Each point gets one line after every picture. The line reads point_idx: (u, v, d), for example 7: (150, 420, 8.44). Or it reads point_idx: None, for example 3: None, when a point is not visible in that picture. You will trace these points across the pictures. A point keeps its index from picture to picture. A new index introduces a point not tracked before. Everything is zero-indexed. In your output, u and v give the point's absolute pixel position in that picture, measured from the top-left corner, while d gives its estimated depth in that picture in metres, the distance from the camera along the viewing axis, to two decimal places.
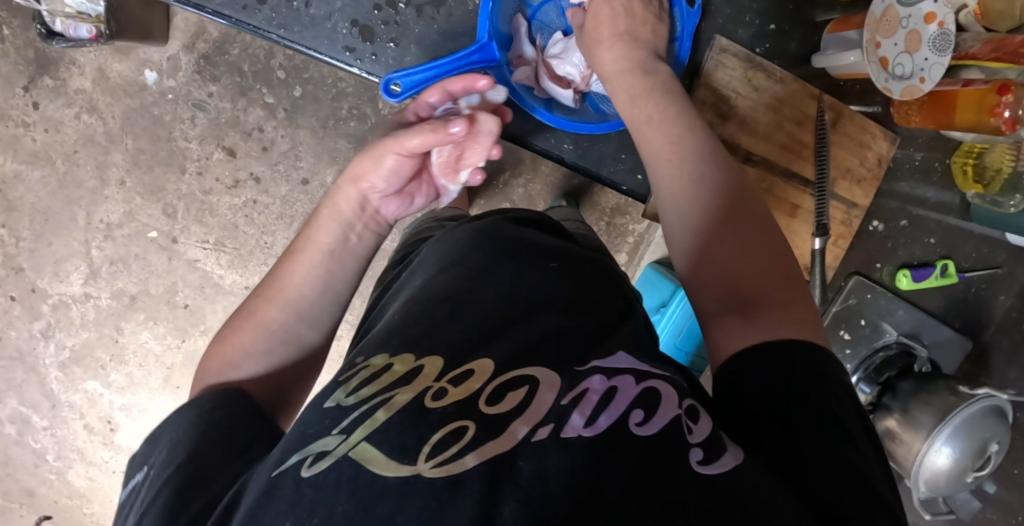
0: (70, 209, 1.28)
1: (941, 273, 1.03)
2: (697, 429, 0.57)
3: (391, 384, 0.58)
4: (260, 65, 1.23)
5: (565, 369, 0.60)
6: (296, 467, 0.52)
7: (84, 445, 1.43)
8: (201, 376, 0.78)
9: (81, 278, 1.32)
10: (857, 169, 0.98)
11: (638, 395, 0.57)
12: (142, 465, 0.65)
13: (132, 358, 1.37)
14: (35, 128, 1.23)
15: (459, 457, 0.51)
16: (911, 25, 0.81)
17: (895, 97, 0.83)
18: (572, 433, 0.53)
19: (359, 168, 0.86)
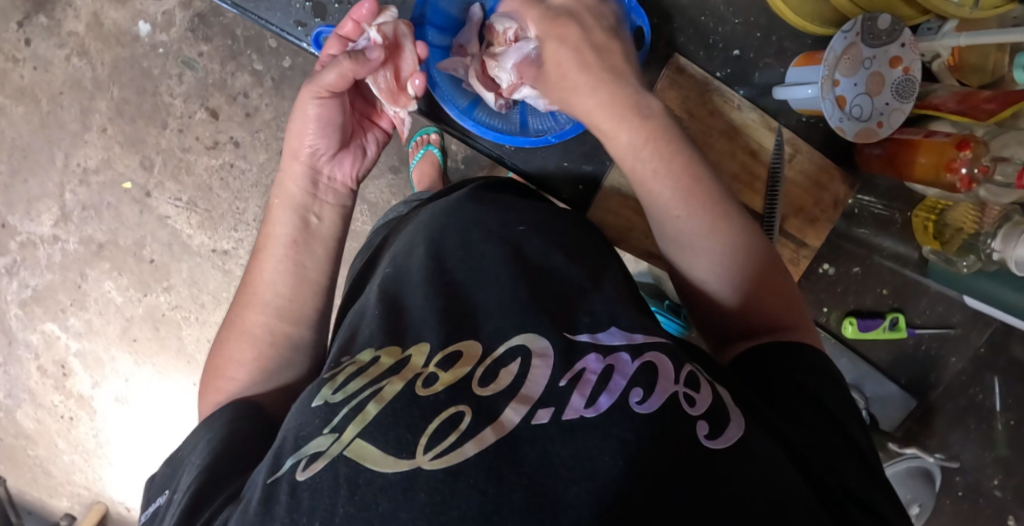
0: (49, 149, 1.28)
1: (890, 325, 1.07)
2: (697, 401, 0.59)
3: (380, 376, 0.58)
4: (253, 31, 1.23)
5: (555, 334, 0.61)
6: (291, 471, 0.53)
7: (36, 386, 1.43)
8: (207, 389, 0.78)
9: (52, 220, 1.32)
10: (811, 209, 0.96)
11: (637, 372, 0.58)
12: (165, 490, 0.69)
13: (93, 305, 1.37)
14: (24, 65, 1.24)
15: (459, 446, 0.53)
16: (874, 68, 0.79)
17: (850, 137, 0.81)
18: (574, 415, 0.55)
19: (291, 141, 0.84)
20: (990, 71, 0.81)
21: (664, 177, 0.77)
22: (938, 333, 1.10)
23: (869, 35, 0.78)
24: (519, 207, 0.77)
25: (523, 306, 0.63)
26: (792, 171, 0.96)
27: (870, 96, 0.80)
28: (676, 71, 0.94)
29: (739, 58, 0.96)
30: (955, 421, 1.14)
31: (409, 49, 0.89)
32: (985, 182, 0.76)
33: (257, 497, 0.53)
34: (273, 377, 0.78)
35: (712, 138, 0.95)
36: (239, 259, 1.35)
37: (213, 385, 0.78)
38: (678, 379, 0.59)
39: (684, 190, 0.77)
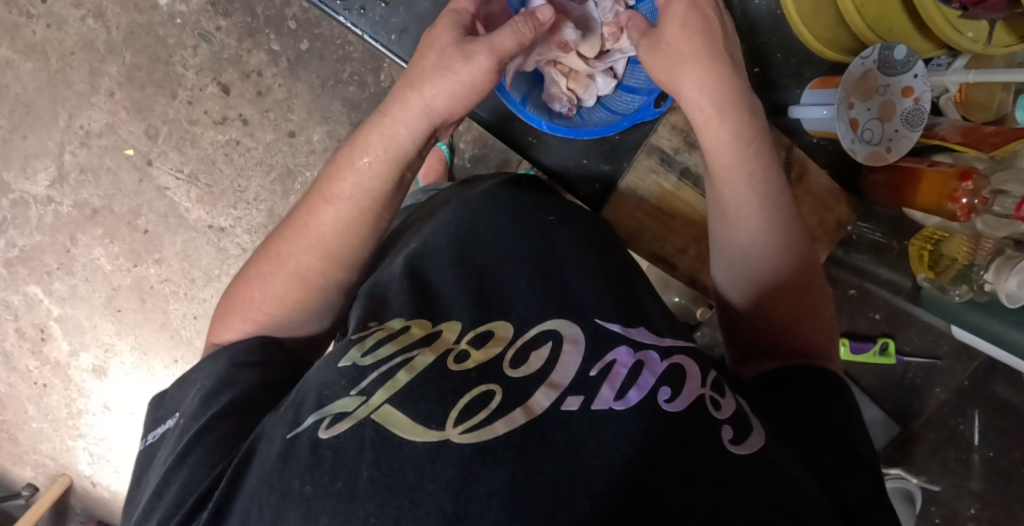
0: (53, 107, 1.28)
1: (881, 350, 1.11)
2: (722, 405, 0.62)
3: (410, 344, 0.63)
4: (274, 11, 1.24)
5: (587, 321, 0.66)
6: (314, 428, 0.56)
7: (12, 349, 1.42)
8: (228, 319, 0.73)
9: (47, 180, 1.32)
10: (814, 228, 0.99)
11: (664, 372, 0.62)
12: (172, 414, 0.68)
13: (80, 271, 1.36)
14: (38, 21, 1.25)
15: (489, 423, 0.56)
16: (887, 97, 0.83)
17: (861, 159, 0.84)
18: (603, 404, 0.58)
19: (431, 99, 0.75)
20: (995, 109, 0.86)
21: (751, 197, 0.77)
22: (925, 363, 1.13)
23: (885, 64, 0.82)
24: (554, 201, 0.83)
25: (556, 289, 0.69)
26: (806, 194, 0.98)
27: (881, 121, 0.84)
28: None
29: (758, 75, 0.99)
30: (934, 450, 1.17)
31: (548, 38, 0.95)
32: (984, 211, 0.80)
33: (276, 447, 0.56)
34: (294, 332, 0.74)
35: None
36: (236, 237, 1.33)
37: (236, 318, 0.73)
38: (704, 383, 0.63)
39: (752, 208, 0.77)
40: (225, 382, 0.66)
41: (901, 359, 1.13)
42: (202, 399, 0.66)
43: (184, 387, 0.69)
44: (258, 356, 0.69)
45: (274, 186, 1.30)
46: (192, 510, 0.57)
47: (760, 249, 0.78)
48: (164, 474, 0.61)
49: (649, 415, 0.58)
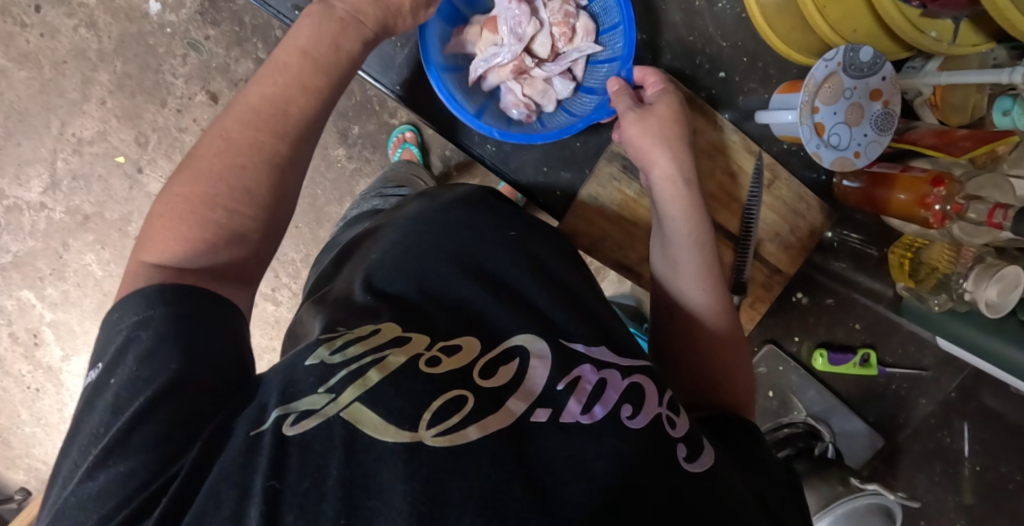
0: (46, 115, 1.30)
1: (862, 361, 1.09)
2: (676, 422, 0.65)
3: (382, 344, 0.62)
4: (261, 20, 1.25)
5: (555, 341, 0.67)
6: (278, 424, 0.55)
7: (4, 354, 1.43)
8: (162, 221, 0.67)
9: (41, 187, 1.33)
10: (785, 235, 1.00)
11: (626, 389, 0.65)
12: (97, 363, 0.60)
13: (72, 277, 1.37)
14: (32, 30, 1.27)
15: (463, 427, 0.56)
16: (854, 99, 0.81)
17: (829, 165, 0.82)
18: (569, 418, 0.60)
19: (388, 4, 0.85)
20: (969, 113, 0.83)
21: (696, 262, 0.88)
22: (910, 374, 1.11)
23: (850, 65, 0.80)
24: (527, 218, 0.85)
25: (523, 303, 0.71)
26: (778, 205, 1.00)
27: (849, 126, 0.82)
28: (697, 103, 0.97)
29: (725, 80, 0.99)
30: (919, 464, 1.14)
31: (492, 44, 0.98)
32: (958, 219, 0.78)
33: (238, 445, 0.54)
34: (242, 243, 0.69)
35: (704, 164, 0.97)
36: None
37: (174, 221, 0.67)
38: (662, 403, 0.65)
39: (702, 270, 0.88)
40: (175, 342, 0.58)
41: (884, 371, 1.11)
42: (136, 361, 0.57)
43: (109, 333, 0.61)
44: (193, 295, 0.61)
45: None
46: (145, 504, 0.52)
47: (705, 303, 0.87)
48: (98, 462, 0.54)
49: (616, 432, 0.60)
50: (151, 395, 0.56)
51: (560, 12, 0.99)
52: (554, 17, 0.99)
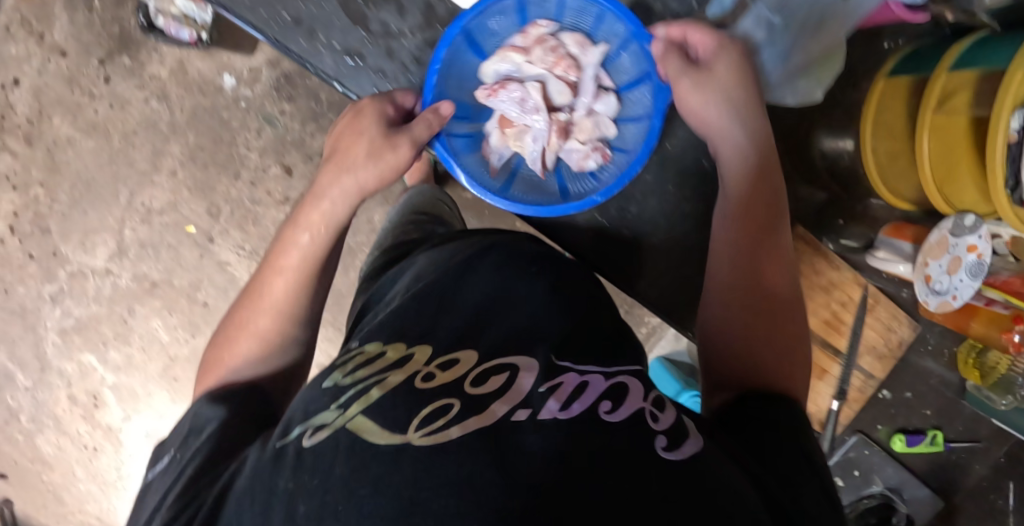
0: (114, 185, 1.31)
1: (931, 441, 1.11)
2: (662, 417, 0.61)
3: (386, 367, 0.64)
4: (338, 96, 1.27)
5: (545, 355, 0.65)
6: (298, 438, 0.59)
7: (62, 413, 1.45)
8: (208, 371, 0.79)
9: (106, 254, 1.34)
10: (880, 348, 1.06)
11: (606, 390, 0.62)
12: (164, 454, 0.70)
13: (137, 341, 1.38)
14: (101, 101, 1.28)
15: (445, 429, 0.56)
16: (956, 251, 0.80)
17: (931, 310, 0.84)
18: (545, 415, 0.58)
19: (344, 148, 0.84)
20: None
21: (729, 251, 0.80)
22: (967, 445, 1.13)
23: (954, 226, 0.80)
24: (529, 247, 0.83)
25: (528, 329, 0.68)
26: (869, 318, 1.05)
27: (950, 273, 0.82)
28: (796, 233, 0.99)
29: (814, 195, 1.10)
30: None
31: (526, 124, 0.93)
32: None
33: (243, 479, 0.59)
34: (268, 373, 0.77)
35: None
36: None
37: (217, 364, 0.78)
38: (645, 397, 0.62)
39: (725, 246, 0.80)
40: (209, 437, 0.67)
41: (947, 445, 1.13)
42: (194, 439, 0.68)
43: (176, 430, 0.72)
44: (236, 408, 0.71)
45: None
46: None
47: (725, 270, 0.79)
48: (158, 498, 0.63)
49: (589, 426, 0.57)
50: (194, 465, 0.64)
51: (549, 54, 0.93)
52: (550, 65, 0.93)
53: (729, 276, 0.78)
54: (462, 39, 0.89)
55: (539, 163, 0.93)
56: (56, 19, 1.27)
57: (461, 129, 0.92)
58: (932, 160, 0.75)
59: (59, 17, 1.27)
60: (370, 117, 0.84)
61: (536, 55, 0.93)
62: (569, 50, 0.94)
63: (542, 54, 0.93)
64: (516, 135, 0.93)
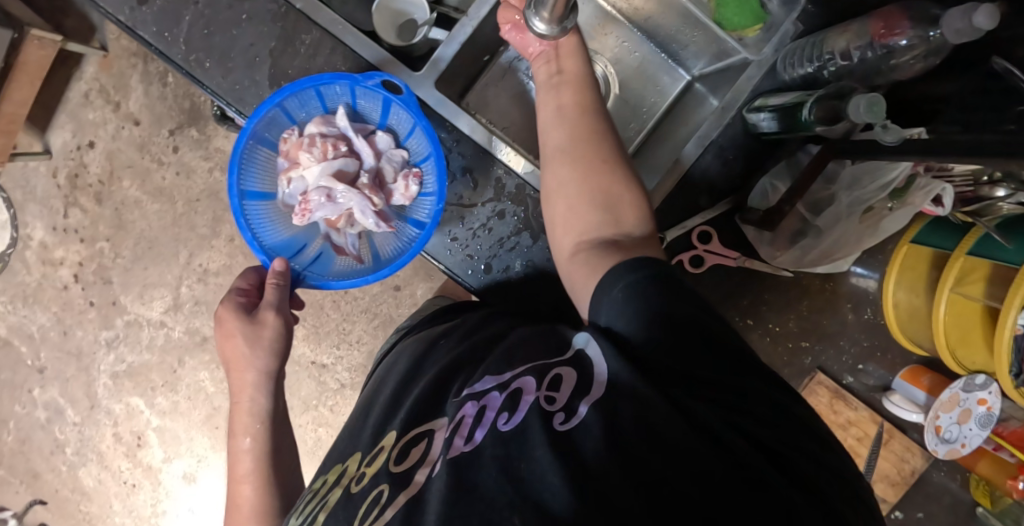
0: (175, 245, 1.40)
1: None
2: (558, 395, 0.55)
3: (325, 493, 0.64)
4: None
5: (450, 403, 0.62)
6: None
7: (106, 450, 1.48)
8: None
9: (162, 307, 1.43)
10: (892, 475, 0.92)
11: (503, 401, 0.57)
12: None
13: (184, 390, 1.45)
14: (168, 168, 1.38)
15: (380, 516, 0.55)
16: (966, 404, 0.84)
17: (939, 457, 0.86)
18: (456, 451, 0.55)
19: (230, 353, 0.77)
20: None
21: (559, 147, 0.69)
22: None
23: (967, 384, 0.84)
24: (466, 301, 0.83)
25: (457, 366, 0.67)
26: (883, 449, 0.91)
27: (959, 423, 0.85)
28: (815, 384, 0.87)
29: None
30: None
31: (344, 207, 0.80)
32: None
33: None
34: None
35: (780, 366, 0.86)
36: (336, 373, 1.40)
37: None
38: (539, 386, 0.57)
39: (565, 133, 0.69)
40: None
41: None
42: None
43: None
44: None
45: (377, 330, 1.39)
46: None
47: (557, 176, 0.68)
48: None
49: (502, 441, 0.54)
50: None
51: (313, 152, 0.79)
52: (321, 155, 0.79)
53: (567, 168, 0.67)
54: (250, 199, 0.80)
55: (382, 224, 0.81)
56: (133, 90, 1.36)
57: (305, 259, 0.82)
58: (945, 328, 0.79)
59: (135, 88, 1.36)
60: (230, 315, 0.76)
61: (304, 159, 0.80)
62: (318, 133, 0.80)
63: (308, 155, 0.79)
64: (346, 218, 0.82)
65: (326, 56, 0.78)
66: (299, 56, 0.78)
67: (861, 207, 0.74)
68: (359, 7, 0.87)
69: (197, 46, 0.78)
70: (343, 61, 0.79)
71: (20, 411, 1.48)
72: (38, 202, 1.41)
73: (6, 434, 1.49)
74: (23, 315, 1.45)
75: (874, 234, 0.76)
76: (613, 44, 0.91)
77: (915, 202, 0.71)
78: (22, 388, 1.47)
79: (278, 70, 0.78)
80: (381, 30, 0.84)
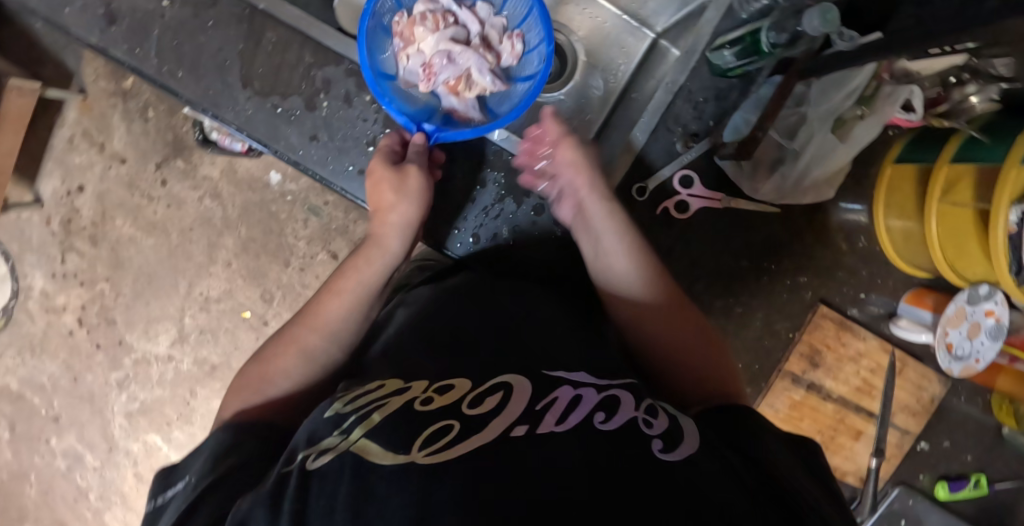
0: (174, 277, 1.41)
1: (975, 485, 0.95)
2: (656, 422, 0.55)
3: (382, 397, 0.58)
4: None
5: (535, 371, 0.60)
6: (301, 462, 0.52)
7: (129, 491, 1.46)
8: (237, 391, 0.69)
9: (168, 340, 1.43)
10: (912, 405, 0.92)
11: (598, 401, 0.56)
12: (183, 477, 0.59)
13: (198, 418, 1.43)
14: (159, 202, 1.39)
15: (449, 447, 0.51)
16: (974, 318, 0.83)
17: (955, 375, 0.86)
18: (546, 429, 0.52)
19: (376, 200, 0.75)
20: None
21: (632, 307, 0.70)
22: (1014, 487, 0.97)
23: (970, 298, 0.82)
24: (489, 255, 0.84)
25: (516, 341, 0.65)
26: (899, 379, 0.90)
27: (970, 338, 0.84)
28: (819, 318, 0.86)
29: None
30: None
31: (466, 63, 0.76)
32: None
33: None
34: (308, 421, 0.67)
35: (782, 305, 0.86)
36: None
37: (245, 389, 0.68)
38: (637, 407, 0.56)
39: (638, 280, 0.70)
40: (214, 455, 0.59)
41: (993, 488, 0.98)
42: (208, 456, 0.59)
43: (192, 455, 0.61)
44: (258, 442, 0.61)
45: None
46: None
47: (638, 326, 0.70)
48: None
49: (586, 437, 0.51)
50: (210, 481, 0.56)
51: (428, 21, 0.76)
52: (434, 25, 0.76)
53: (640, 317, 0.70)
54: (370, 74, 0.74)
55: (498, 83, 0.78)
56: (116, 129, 1.37)
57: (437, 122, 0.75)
58: (940, 240, 0.78)
59: (118, 127, 1.37)
60: (380, 166, 0.75)
61: (417, 34, 0.76)
62: (427, 9, 0.77)
63: (422, 28, 0.76)
64: (467, 81, 0.76)
65: (291, 51, 0.79)
66: (265, 54, 0.79)
67: (834, 116, 0.74)
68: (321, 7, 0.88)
69: (168, 58, 0.80)
70: (309, 52, 0.79)
71: (40, 462, 1.48)
72: (35, 252, 1.42)
73: (29, 487, 1.49)
74: (32, 366, 1.46)
75: (848, 147, 0.76)
76: (576, 14, 0.91)
77: (885, 112, 0.71)
78: (39, 438, 1.48)
79: (247, 70, 0.79)
80: (344, 23, 0.85)
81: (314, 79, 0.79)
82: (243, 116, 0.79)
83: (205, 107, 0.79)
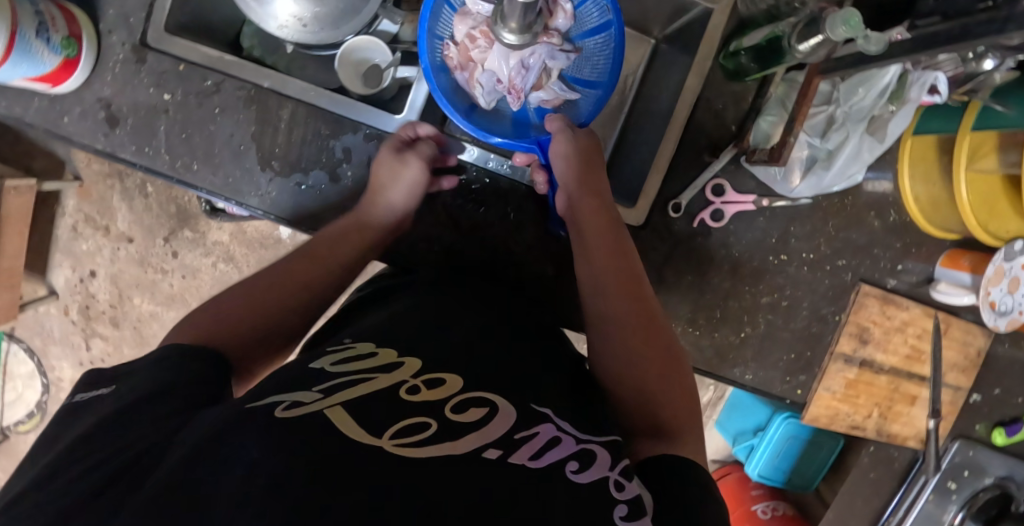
0: None
1: None
2: (628, 486, 0.49)
3: (370, 369, 0.54)
4: None
5: (523, 402, 0.54)
6: (270, 406, 0.48)
7: None
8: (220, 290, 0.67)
9: None
10: (960, 361, 0.93)
11: (575, 450, 0.50)
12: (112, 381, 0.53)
13: None
14: (173, 274, 1.38)
15: (420, 445, 0.46)
16: (1013, 273, 0.82)
17: (1002, 331, 0.85)
18: (518, 460, 0.47)
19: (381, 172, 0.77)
20: None
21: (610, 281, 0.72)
22: None
23: (1007, 253, 0.82)
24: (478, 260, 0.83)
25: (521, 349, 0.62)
26: (946, 339, 0.91)
27: (1012, 293, 0.83)
28: (863, 297, 0.86)
29: None
30: None
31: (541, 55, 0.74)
32: None
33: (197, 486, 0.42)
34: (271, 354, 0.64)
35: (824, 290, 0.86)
36: None
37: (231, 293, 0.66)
38: (614, 467, 0.50)
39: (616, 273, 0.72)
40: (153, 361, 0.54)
41: None
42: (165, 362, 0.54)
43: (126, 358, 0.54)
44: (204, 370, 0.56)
45: None
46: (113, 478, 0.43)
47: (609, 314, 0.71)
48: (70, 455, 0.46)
49: (540, 484, 0.46)
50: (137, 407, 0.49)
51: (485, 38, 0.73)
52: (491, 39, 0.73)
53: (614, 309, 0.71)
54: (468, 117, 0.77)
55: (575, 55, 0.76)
56: (117, 210, 1.35)
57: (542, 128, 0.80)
58: (970, 204, 0.78)
59: (119, 208, 1.35)
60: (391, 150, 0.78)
61: (480, 54, 0.74)
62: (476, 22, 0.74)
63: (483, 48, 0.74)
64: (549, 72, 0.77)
65: (304, 126, 0.79)
66: (280, 133, 0.79)
67: (862, 116, 0.78)
68: (319, 69, 0.87)
69: (180, 152, 0.79)
70: (325, 125, 0.79)
71: None
72: (58, 343, 1.41)
73: None
74: None
75: (885, 143, 0.80)
76: None
77: (911, 97, 0.74)
78: None
79: (264, 152, 0.79)
80: (346, 83, 0.85)
81: (334, 150, 0.80)
82: (264, 197, 0.79)
83: (222, 193, 0.79)
